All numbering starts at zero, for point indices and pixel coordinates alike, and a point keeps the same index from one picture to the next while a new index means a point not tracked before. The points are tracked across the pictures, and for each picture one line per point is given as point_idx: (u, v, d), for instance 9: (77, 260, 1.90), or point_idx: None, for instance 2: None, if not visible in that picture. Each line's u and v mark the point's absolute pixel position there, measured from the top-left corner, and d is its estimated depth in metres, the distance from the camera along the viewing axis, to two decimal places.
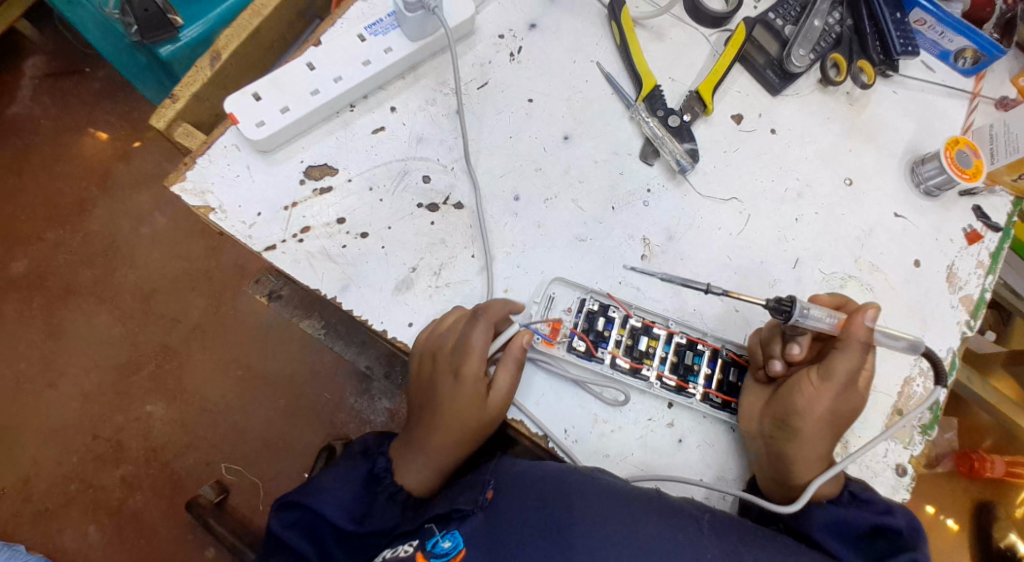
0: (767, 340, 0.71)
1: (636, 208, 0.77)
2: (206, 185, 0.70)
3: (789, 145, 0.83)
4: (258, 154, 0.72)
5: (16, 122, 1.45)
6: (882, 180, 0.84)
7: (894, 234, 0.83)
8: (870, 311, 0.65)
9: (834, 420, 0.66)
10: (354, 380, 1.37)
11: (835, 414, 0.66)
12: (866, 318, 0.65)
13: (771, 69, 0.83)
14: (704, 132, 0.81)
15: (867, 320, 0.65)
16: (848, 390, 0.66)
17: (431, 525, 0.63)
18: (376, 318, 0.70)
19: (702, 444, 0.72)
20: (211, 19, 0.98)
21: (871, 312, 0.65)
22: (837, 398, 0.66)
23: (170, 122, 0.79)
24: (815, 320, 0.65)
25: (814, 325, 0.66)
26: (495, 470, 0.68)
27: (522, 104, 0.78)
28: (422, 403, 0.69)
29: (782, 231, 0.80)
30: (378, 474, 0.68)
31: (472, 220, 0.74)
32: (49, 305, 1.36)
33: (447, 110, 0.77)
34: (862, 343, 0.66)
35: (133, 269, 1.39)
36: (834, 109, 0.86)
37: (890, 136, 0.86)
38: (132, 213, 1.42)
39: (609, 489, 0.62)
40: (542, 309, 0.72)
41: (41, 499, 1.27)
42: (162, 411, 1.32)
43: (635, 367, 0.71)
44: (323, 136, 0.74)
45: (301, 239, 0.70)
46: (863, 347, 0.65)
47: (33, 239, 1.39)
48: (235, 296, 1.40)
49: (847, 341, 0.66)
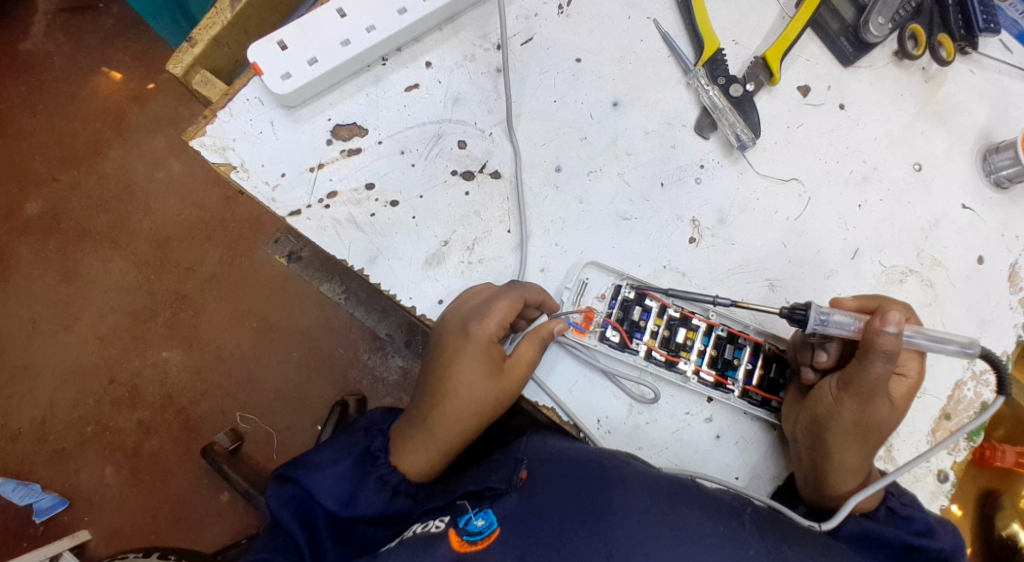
0: (795, 347, 0.67)
1: (687, 185, 0.71)
2: (226, 140, 0.65)
3: (858, 123, 0.76)
4: (282, 110, 0.66)
5: (30, 58, 1.39)
6: (954, 167, 0.77)
7: (960, 226, 0.76)
8: (890, 315, 0.56)
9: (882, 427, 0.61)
10: (368, 337, 1.32)
11: (859, 423, 0.61)
12: (883, 323, 0.56)
13: (844, 37, 0.76)
14: (767, 104, 0.74)
15: (886, 327, 0.56)
16: (865, 406, 0.60)
17: (464, 501, 0.57)
18: (404, 293, 0.66)
19: (740, 441, 0.68)
20: None
21: (892, 316, 0.56)
22: (855, 409, 0.60)
23: (187, 68, 0.73)
24: (837, 326, 0.60)
25: (837, 331, 0.61)
26: (525, 450, 0.62)
27: (569, 63, 0.71)
28: (428, 383, 0.63)
29: (844, 216, 0.74)
30: (375, 453, 0.62)
31: (510, 193, 0.68)
32: (64, 248, 1.34)
33: (488, 67, 0.70)
34: (888, 351, 0.57)
35: (148, 215, 1.35)
36: (908, 86, 0.78)
37: (965, 120, 0.78)
38: (147, 158, 1.37)
39: (649, 480, 0.55)
40: (574, 295, 0.67)
41: (59, 438, 1.27)
42: (179, 357, 1.31)
43: (671, 360, 0.66)
44: (354, 92, 0.68)
45: (327, 205, 0.65)
46: (886, 356, 0.57)
47: (48, 179, 1.36)
48: (251, 247, 1.35)
49: (865, 350, 0.58)
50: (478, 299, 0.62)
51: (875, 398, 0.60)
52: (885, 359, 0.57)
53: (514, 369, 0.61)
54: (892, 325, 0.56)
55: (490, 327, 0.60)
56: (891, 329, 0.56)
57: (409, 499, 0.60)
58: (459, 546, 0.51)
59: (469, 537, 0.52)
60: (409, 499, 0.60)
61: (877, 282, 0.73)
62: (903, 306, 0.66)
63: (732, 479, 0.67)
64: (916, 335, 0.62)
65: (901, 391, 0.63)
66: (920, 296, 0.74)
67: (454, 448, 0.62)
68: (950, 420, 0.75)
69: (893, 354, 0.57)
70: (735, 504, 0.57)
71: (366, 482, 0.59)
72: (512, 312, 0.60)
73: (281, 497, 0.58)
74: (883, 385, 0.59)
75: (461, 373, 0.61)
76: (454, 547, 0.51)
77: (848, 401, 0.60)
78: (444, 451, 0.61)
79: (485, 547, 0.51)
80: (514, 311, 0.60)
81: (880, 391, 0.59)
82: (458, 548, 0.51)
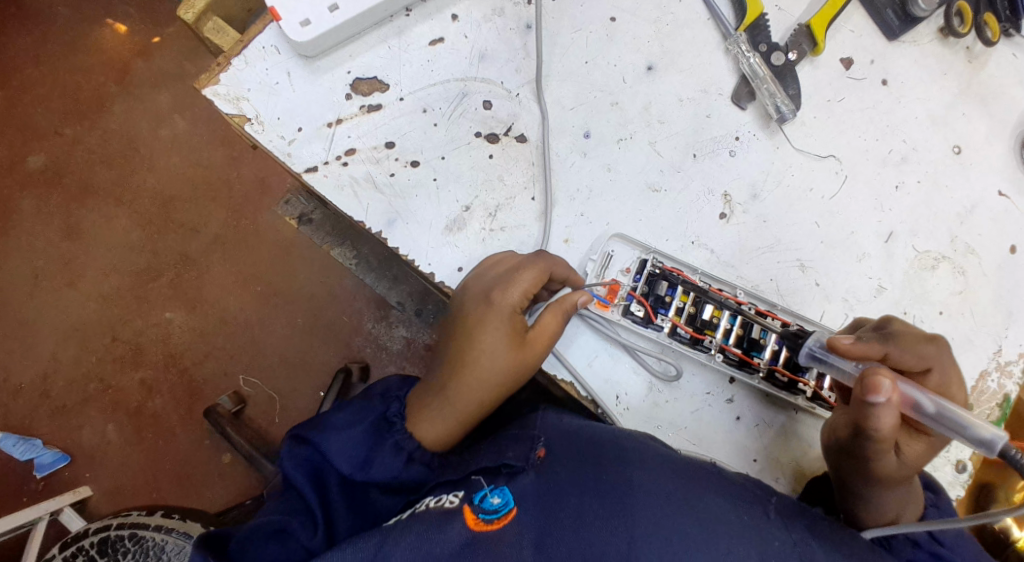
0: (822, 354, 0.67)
1: (720, 158, 0.68)
2: (240, 91, 0.62)
3: (900, 100, 0.73)
4: (299, 60, 0.63)
5: (34, 7, 1.35)
6: (994, 151, 0.74)
7: (997, 214, 0.73)
8: (880, 384, 0.49)
9: (892, 485, 0.55)
10: (373, 306, 1.29)
11: (862, 476, 0.56)
12: (872, 392, 0.49)
13: (891, 9, 0.72)
14: (809, 75, 0.71)
15: (875, 396, 0.49)
16: (860, 463, 0.55)
17: (479, 476, 0.54)
18: (422, 259, 0.63)
19: (761, 424, 0.66)
20: None
21: (883, 384, 0.49)
22: (853, 465, 0.55)
23: (199, 14, 0.69)
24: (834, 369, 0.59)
25: (837, 375, 0.59)
26: (540, 426, 0.60)
27: (603, 23, 0.68)
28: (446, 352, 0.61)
29: (880, 198, 0.71)
30: (391, 419, 0.60)
31: (535, 158, 0.65)
32: (67, 204, 1.31)
33: (517, 22, 0.66)
34: (878, 419, 0.50)
35: (152, 173, 1.32)
36: (952, 64, 0.74)
37: (1011, 101, 0.74)
38: (152, 114, 1.33)
39: (669, 461, 0.54)
40: (598, 267, 0.65)
41: (61, 395, 1.26)
42: (183, 318, 1.29)
43: (697, 337, 0.64)
44: (375, 44, 0.64)
45: (345, 162, 0.62)
46: (879, 424, 0.50)
47: (51, 133, 1.32)
48: (257, 210, 1.32)
49: (859, 414, 0.52)
50: (503, 267, 0.60)
51: (876, 460, 0.53)
52: (878, 429, 0.51)
53: (537, 339, 0.59)
54: (882, 395, 0.49)
55: (514, 296, 0.58)
56: (883, 398, 0.49)
57: (424, 466, 0.58)
58: (475, 524, 0.48)
59: (485, 515, 0.49)
60: (425, 467, 0.58)
61: (908, 266, 0.71)
62: (920, 356, 0.54)
63: (750, 462, 0.65)
64: (923, 397, 0.52)
65: (915, 451, 0.55)
66: (951, 284, 0.71)
67: (472, 415, 0.59)
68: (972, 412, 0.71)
69: (887, 424, 0.50)
70: (759, 492, 0.55)
71: (381, 445, 0.58)
72: (539, 283, 0.59)
73: (295, 458, 0.56)
74: (881, 449, 0.53)
75: (482, 341, 0.58)
76: (470, 526, 0.48)
77: (848, 453, 0.56)
78: (466, 416, 0.59)
79: (502, 527, 0.48)
80: (540, 282, 0.58)
81: (877, 458, 0.53)
82: (474, 527, 0.48)
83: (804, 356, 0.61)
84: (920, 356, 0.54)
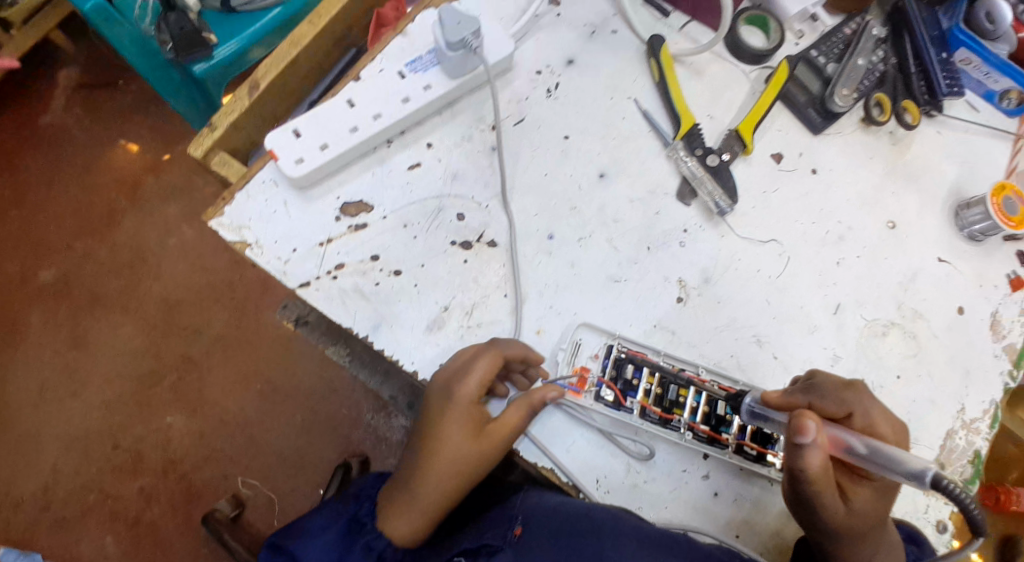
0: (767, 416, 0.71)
1: (673, 250, 0.75)
2: (243, 220, 0.71)
3: (831, 186, 0.81)
4: (295, 190, 0.72)
5: (52, 132, 1.48)
6: (927, 224, 0.82)
7: (938, 280, 0.80)
8: (805, 425, 0.52)
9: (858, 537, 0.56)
10: (372, 397, 1.34)
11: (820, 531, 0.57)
12: (799, 433, 0.52)
13: (813, 107, 0.82)
14: (743, 172, 0.80)
15: (802, 438, 0.52)
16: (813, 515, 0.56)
17: (461, 558, 0.59)
18: (407, 359, 0.69)
19: (738, 498, 0.69)
20: (244, 38, 1.06)
21: (809, 426, 0.52)
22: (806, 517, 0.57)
23: (207, 151, 0.79)
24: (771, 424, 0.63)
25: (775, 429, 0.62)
26: (522, 505, 0.64)
27: (558, 141, 0.77)
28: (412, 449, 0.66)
29: (824, 275, 0.78)
30: (362, 519, 0.64)
31: (505, 259, 0.73)
32: (75, 315, 1.38)
33: (484, 146, 0.76)
34: (810, 462, 0.53)
35: (159, 281, 1.40)
36: (877, 149, 0.83)
37: (936, 179, 0.83)
38: (160, 225, 1.43)
39: (641, 531, 0.57)
40: (568, 356, 0.70)
41: (61, 506, 1.28)
42: (182, 422, 1.32)
43: (666, 417, 0.68)
44: (361, 172, 0.74)
45: (335, 276, 0.70)
46: (813, 468, 0.53)
47: (63, 247, 1.42)
48: (259, 310, 1.40)
49: (793, 461, 0.54)
50: (461, 360, 0.65)
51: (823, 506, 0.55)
52: (813, 474, 0.53)
53: (498, 419, 0.63)
54: (808, 436, 0.52)
55: (471, 387, 0.63)
56: (810, 439, 0.52)
57: None
58: None
59: None
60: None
61: (860, 334, 0.77)
62: (840, 401, 0.59)
63: (732, 538, 0.68)
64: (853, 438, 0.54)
65: (862, 498, 0.57)
66: (903, 347, 0.77)
67: (436, 508, 0.63)
68: None
69: (819, 466, 0.52)
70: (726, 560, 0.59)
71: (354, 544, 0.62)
72: (493, 369, 0.64)
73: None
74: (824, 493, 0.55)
75: (441, 435, 0.63)
76: None
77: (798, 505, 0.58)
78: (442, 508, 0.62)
79: None
80: (493, 367, 0.64)
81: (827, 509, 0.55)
82: None
83: (745, 413, 0.66)
84: (840, 401, 0.59)
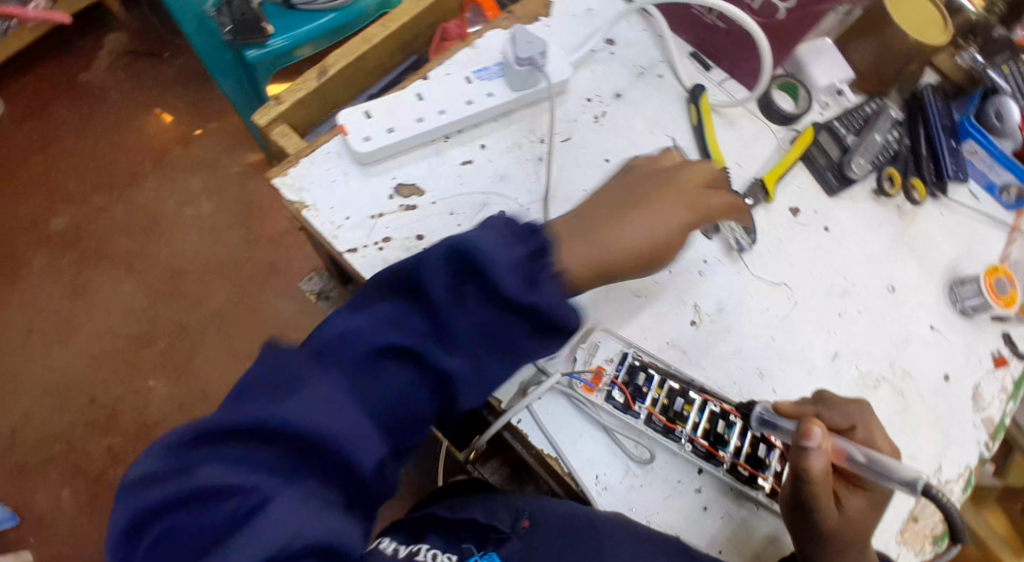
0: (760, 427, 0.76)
1: (692, 277, 0.81)
2: (304, 183, 0.75)
3: (841, 245, 0.87)
4: (356, 164, 0.77)
5: (89, 87, 1.63)
6: (926, 292, 0.88)
7: (929, 345, 0.85)
8: (811, 431, 0.58)
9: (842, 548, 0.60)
10: None
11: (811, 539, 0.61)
12: (805, 437, 0.58)
13: (831, 172, 0.89)
14: (763, 219, 0.86)
15: (809, 441, 0.58)
16: (807, 520, 0.61)
17: (471, 544, 0.68)
18: None
19: (726, 516, 0.72)
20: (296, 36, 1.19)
21: (814, 431, 0.58)
22: (799, 522, 0.62)
23: (271, 120, 0.83)
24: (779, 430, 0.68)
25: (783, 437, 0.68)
26: (529, 499, 0.77)
27: (599, 162, 0.83)
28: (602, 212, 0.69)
29: (826, 323, 0.83)
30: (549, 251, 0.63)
31: None
32: (78, 265, 1.47)
33: (532, 155, 0.82)
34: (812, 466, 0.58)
35: (169, 246, 1.50)
36: (886, 218, 0.90)
37: (935, 255, 0.90)
38: (179, 193, 1.55)
39: (636, 536, 0.68)
40: (585, 355, 0.75)
41: (24, 455, 1.34)
42: (163, 388, 1.40)
43: (669, 427, 0.72)
44: (419, 158, 0.79)
45: (381, 247, 0.74)
46: (814, 472, 0.58)
47: (79, 199, 1.52)
48: (259, 291, 1.49)
49: (796, 464, 0.59)
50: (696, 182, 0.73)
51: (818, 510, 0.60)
52: (814, 476, 0.58)
53: (569, 276, 0.64)
54: (813, 440, 0.58)
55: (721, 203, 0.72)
56: (814, 444, 0.58)
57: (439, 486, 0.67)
58: None
59: None
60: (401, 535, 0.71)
61: (854, 385, 0.81)
62: (844, 414, 0.67)
63: (715, 552, 0.71)
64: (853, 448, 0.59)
65: (853, 505, 0.62)
66: (893, 403, 0.82)
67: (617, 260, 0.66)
68: (918, 522, 0.75)
69: (820, 469, 0.58)
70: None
71: (379, 375, 0.55)
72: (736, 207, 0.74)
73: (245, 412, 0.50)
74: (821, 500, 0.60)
75: (664, 222, 0.69)
76: None
77: (793, 511, 0.63)
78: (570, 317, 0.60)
79: None
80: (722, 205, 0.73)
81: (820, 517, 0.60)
82: None
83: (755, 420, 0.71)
84: (846, 414, 0.67)
